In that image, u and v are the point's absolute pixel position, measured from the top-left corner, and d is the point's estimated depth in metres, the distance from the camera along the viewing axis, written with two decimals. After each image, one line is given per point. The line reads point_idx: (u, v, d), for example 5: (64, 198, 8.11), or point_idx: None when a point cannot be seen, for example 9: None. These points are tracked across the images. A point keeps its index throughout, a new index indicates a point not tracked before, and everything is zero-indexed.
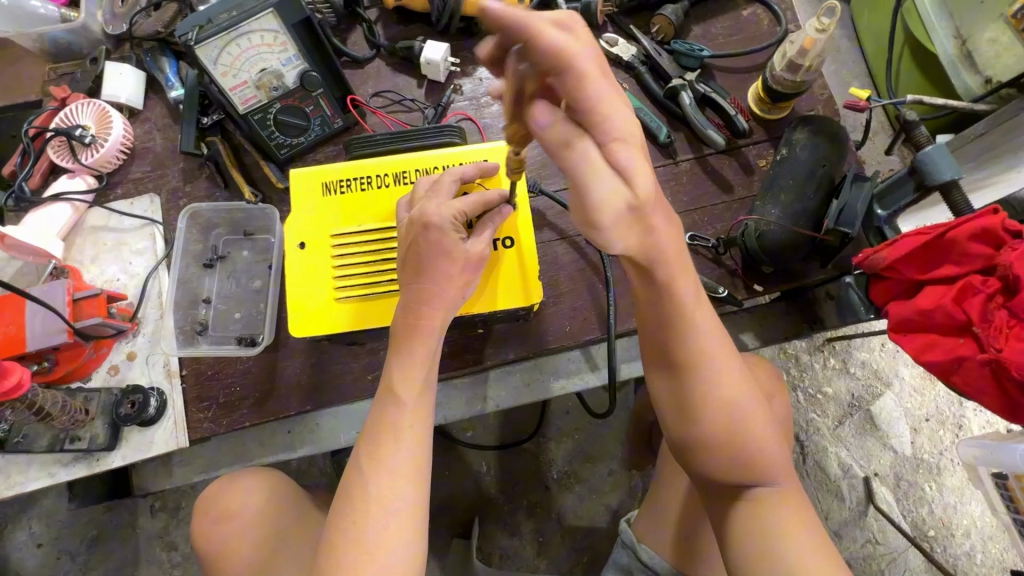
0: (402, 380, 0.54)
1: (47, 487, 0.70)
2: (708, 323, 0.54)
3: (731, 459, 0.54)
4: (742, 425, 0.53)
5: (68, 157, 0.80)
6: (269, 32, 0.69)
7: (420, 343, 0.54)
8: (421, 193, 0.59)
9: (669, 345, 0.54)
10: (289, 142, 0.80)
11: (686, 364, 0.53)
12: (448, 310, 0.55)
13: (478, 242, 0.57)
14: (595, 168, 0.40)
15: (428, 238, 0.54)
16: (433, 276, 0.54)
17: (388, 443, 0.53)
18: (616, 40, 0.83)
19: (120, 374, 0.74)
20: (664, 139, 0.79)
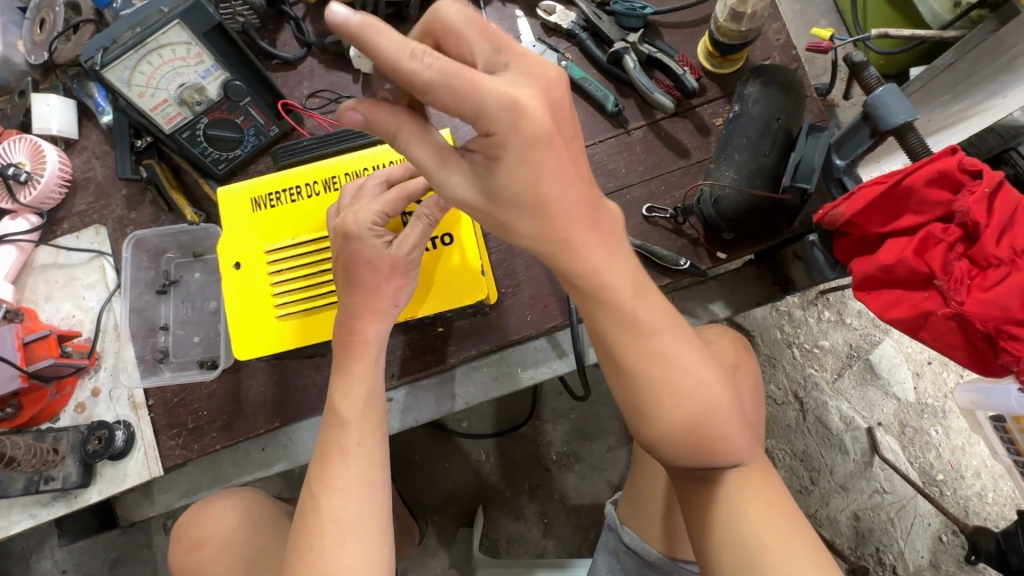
0: (341, 397, 0.55)
1: (31, 528, 0.71)
2: (652, 312, 0.50)
3: (692, 451, 0.51)
4: (701, 415, 0.50)
5: (7, 198, 0.78)
6: (181, 44, 0.66)
7: (358, 358, 0.55)
8: (348, 202, 0.57)
9: (610, 341, 0.50)
10: (226, 157, 0.77)
11: (632, 358, 0.50)
12: (382, 320, 0.56)
13: (405, 245, 0.55)
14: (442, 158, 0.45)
15: (350, 249, 0.54)
16: (366, 287, 0.54)
17: (337, 461, 0.53)
18: (554, 7, 0.78)
19: (87, 411, 0.74)
20: (612, 108, 0.75)
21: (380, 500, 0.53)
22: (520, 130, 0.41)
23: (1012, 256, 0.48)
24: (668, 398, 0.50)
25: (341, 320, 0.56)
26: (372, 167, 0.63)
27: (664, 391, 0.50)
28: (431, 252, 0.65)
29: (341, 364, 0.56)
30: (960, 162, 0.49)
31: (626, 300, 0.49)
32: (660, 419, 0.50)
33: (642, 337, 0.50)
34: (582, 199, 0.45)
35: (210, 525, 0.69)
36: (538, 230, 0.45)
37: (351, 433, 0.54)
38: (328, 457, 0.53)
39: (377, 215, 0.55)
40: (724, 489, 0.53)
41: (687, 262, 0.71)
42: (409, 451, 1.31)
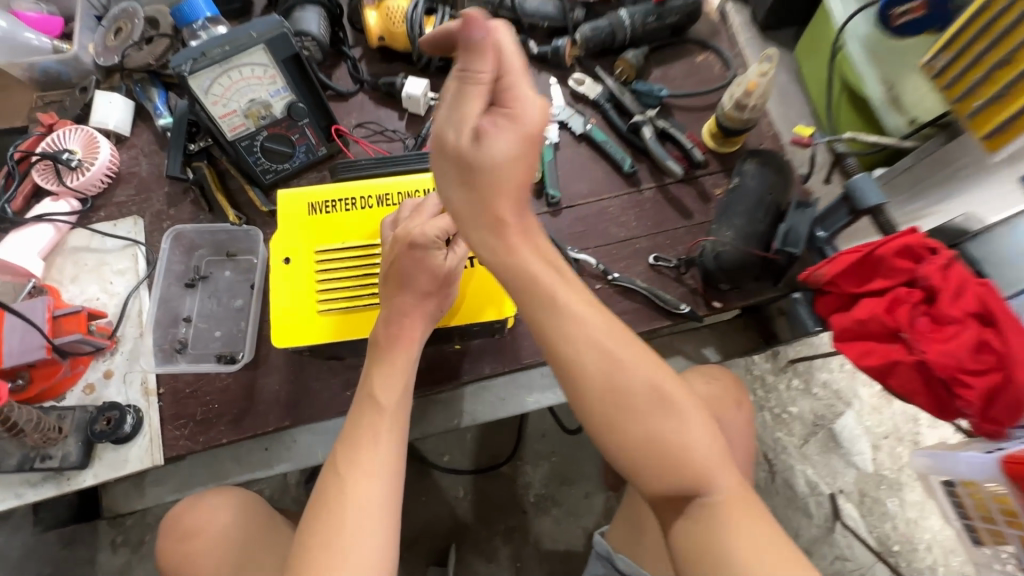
0: (384, 386, 0.59)
1: (14, 509, 0.69)
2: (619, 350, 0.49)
3: (648, 462, 0.48)
4: (652, 437, 0.48)
5: (53, 180, 0.82)
6: (260, 66, 0.74)
7: (400, 352, 0.60)
8: (405, 214, 0.65)
9: (547, 338, 0.49)
10: (275, 168, 0.83)
11: (565, 353, 0.49)
12: (428, 320, 0.62)
13: (457, 258, 0.63)
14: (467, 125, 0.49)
15: (407, 253, 0.60)
16: (417, 289, 0.61)
17: (364, 448, 0.56)
18: (584, 79, 0.91)
19: (96, 392, 0.73)
20: (628, 168, 0.86)
21: (396, 496, 0.55)
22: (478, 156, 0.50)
23: (964, 316, 0.56)
24: (607, 393, 0.48)
25: (387, 312, 0.61)
26: (422, 191, 0.70)
27: (603, 386, 0.48)
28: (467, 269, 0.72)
29: (382, 354, 0.61)
30: (921, 238, 0.59)
31: (555, 284, 0.49)
32: (603, 418, 0.48)
33: (568, 319, 0.49)
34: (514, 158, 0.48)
35: (201, 518, 0.69)
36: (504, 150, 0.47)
37: (380, 421, 0.58)
38: (359, 441, 0.56)
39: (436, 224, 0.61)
40: (705, 519, 0.48)
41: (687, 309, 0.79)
42: None
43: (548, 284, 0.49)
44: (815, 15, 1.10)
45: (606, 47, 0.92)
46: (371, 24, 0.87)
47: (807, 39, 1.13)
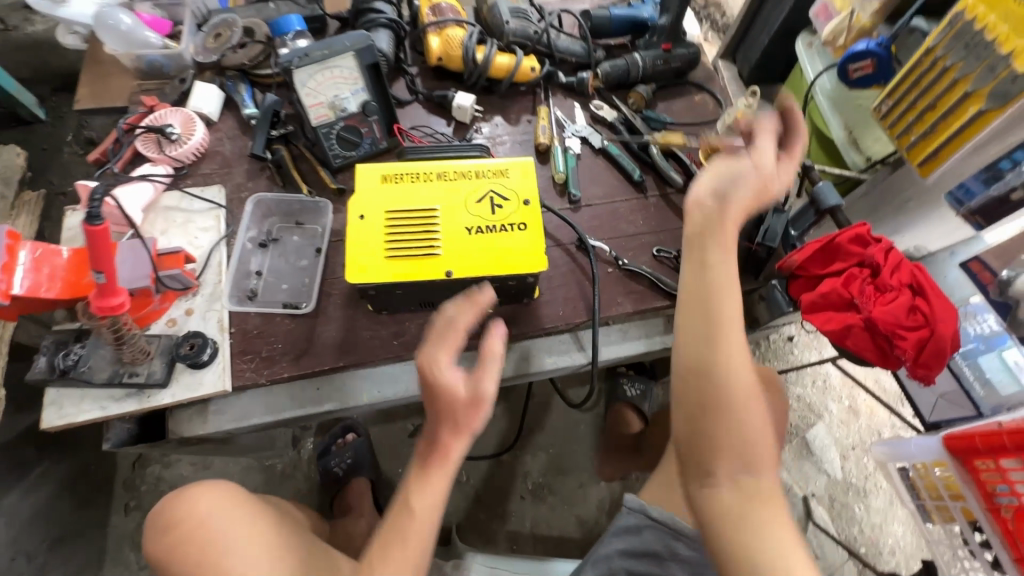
0: (478, 379, 0.67)
1: (98, 419, 0.79)
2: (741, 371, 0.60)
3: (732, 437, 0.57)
4: (737, 416, 0.57)
5: (153, 149, 0.96)
6: (347, 68, 0.91)
7: (444, 430, 0.67)
8: (442, 340, 0.68)
9: (695, 310, 0.60)
10: (343, 154, 0.98)
11: (710, 326, 0.59)
12: (465, 428, 0.67)
13: (479, 383, 0.67)
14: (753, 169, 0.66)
15: (438, 387, 0.66)
16: (450, 412, 0.66)
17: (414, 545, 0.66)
18: (602, 105, 1.11)
19: (178, 326, 0.85)
20: (637, 178, 1.03)
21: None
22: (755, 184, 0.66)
23: (900, 286, 0.73)
24: (720, 371, 0.58)
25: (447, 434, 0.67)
26: (474, 173, 0.85)
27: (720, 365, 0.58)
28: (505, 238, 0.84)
29: (420, 472, 0.68)
30: (869, 229, 0.76)
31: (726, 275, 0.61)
32: (717, 389, 0.58)
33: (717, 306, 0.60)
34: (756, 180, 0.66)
35: (183, 507, 0.80)
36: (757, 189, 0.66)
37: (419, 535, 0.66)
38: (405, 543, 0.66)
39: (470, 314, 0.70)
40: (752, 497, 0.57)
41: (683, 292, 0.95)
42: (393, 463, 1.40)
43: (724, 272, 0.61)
44: (791, 75, 1.33)
45: (622, 82, 1.12)
46: (433, 47, 1.06)
47: (785, 96, 1.36)
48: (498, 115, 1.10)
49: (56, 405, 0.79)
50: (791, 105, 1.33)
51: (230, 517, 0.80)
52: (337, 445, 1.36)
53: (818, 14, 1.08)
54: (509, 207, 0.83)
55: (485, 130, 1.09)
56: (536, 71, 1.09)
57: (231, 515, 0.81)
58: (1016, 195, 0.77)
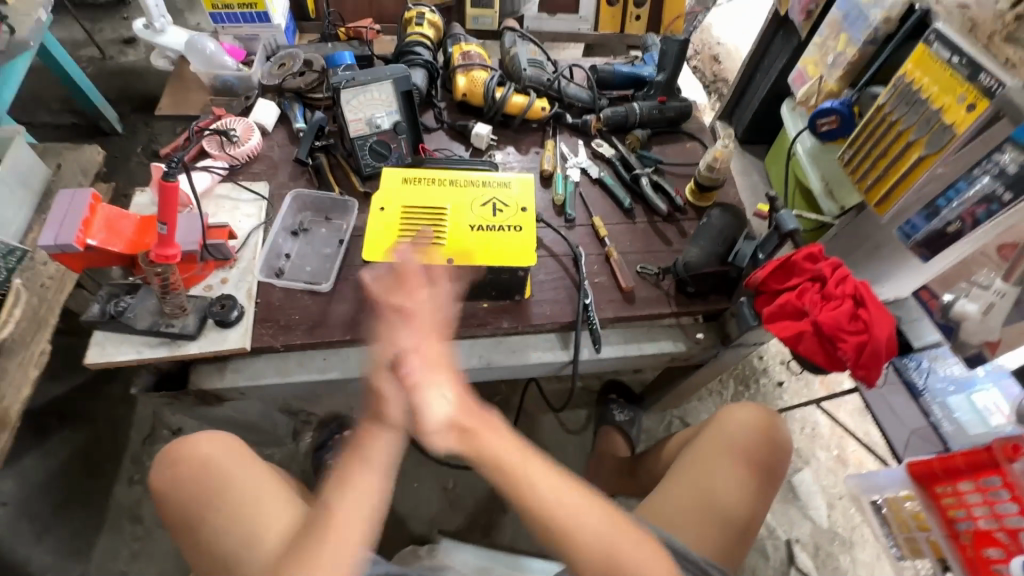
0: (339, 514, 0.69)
1: (132, 361, 0.90)
2: (538, 471, 0.72)
3: (532, 490, 0.71)
4: (527, 480, 0.72)
5: (216, 148, 1.14)
6: (385, 92, 1.09)
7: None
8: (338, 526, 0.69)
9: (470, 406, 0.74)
10: (374, 165, 1.13)
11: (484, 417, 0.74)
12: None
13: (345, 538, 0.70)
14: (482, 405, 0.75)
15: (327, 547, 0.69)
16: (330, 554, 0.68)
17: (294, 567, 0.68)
18: (602, 144, 1.26)
19: (213, 291, 0.97)
20: (627, 205, 1.16)
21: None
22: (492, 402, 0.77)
23: (844, 295, 0.83)
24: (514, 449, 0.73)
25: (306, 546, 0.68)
26: (481, 182, 0.99)
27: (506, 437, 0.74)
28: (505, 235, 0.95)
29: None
30: (820, 247, 0.87)
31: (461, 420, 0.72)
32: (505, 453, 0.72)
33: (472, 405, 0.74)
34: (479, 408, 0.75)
35: (185, 451, 0.91)
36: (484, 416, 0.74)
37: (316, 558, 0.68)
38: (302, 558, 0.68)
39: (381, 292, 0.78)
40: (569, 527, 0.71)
41: (662, 306, 1.05)
42: None
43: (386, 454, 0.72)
44: (778, 135, 1.47)
45: (621, 125, 1.28)
46: (460, 85, 1.24)
47: (773, 151, 1.49)
48: (511, 146, 1.26)
49: (99, 345, 0.90)
50: (778, 159, 1.47)
51: (222, 466, 0.90)
52: (333, 439, 1.41)
53: (794, 79, 1.23)
54: (508, 211, 0.96)
55: (498, 156, 1.24)
56: (546, 110, 1.26)
57: (218, 465, 0.90)
58: (952, 229, 0.85)
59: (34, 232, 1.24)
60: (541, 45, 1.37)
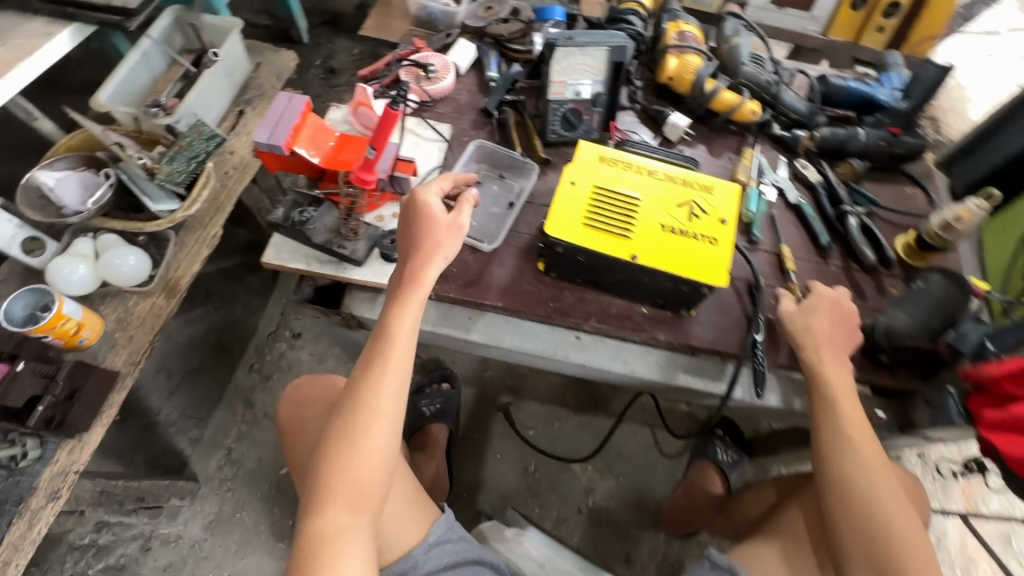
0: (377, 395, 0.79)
1: (301, 272, 0.93)
2: (864, 437, 0.80)
3: (873, 475, 0.79)
4: (852, 453, 0.80)
5: (411, 80, 1.12)
6: (596, 60, 1.01)
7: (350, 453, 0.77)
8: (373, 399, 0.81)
9: (808, 355, 0.84)
10: (560, 133, 1.08)
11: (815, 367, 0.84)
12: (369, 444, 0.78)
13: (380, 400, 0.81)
14: (832, 342, 0.85)
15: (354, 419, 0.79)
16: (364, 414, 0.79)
17: (365, 393, 0.79)
18: (808, 166, 1.12)
19: (382, 222, 0.97)
20: (825, 242, 1.02)
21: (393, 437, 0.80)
22: (841, 299, 0.87)
23: None
24: (842, 416, 0.81)
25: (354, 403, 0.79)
26: (681, 181, 0.90)
27: (836, 392, 0.82)
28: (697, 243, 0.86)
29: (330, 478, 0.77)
30: None
31: (819, 351, 0.84)
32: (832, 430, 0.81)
33: (824, 358, 0.84)
34: (835, 319, 0.86)
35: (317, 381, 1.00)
36: (817, 315, 0.86)
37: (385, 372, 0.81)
38: (371, 365, 0.81)
39: (820, 326, 0.85)
40: (854, 494, 0.79)
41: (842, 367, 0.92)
42: (472, 428, 1.46)
43: (826, 339, 0.85)
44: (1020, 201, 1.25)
45: (836, 149, 1.12)
46: (669, 67, 1.12)
47: (1004, 218, 1.29)
48: (703, 145, 1.15)
49: (275, 248, 0.94)
50: (1008, 229, 1.26)
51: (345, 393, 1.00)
52: (433, 388, 1.44)
53: None
54: (704, 220, 0.87)
55: (687, 152, 1.13)
56: (756, 114, 1.13)
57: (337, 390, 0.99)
58: None
59: (229, 122, 1.32)
60: (764, 38, 1.21)
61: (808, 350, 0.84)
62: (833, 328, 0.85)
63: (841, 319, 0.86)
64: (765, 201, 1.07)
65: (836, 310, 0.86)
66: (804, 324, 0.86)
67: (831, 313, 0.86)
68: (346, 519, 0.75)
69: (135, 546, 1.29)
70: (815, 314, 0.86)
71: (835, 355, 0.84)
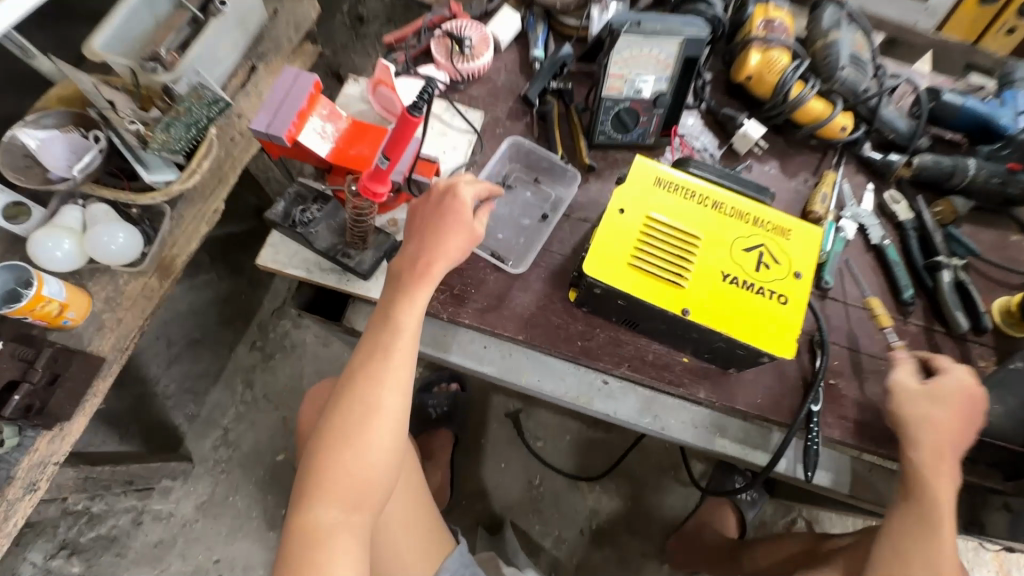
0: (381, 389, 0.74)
1: (300, 279, 0.82)
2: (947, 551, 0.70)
3: None
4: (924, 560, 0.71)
5: (443, 55, 0.96)
6: (665, 52, 0.83)
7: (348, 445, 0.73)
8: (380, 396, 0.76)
9: (919, 448, 0.71)
10: (610, 135, 0.92)
11: (922, 465, 0.71)
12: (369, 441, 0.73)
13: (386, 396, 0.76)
14: (955, 442, 0.71)
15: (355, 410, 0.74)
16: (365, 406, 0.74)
17: (363, 386, 0.74)
18: (900, 200, 0.94)
19: (396, 229, 0.84)
20: (908, 297, 0.87)
21: (390, 433, 0.75)
22: (979, 394, 0.72)
23: None
24: (926, 518, 0.71)
25: (356, 392, 0.74)
26: (754, 218, 0.75)
27: (935, 496, 0.70)
28: (765, 301, 0.72)
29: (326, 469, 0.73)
30: None
31: (937, 451, 0.71)
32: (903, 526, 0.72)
33: (940, 456, 0.71)
34: (966, 415, 0.71)
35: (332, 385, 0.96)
36: (948, 409, 0.71)
37: (387, 365, 0.75)
38: (372, 355, 0.75)
39: (939, 418, 0.71)
40: None
41: (897, 447, 0.81)
42: (478, 432, 1.37)
43: (948, 437, 0.71)
44: None
45: (934, 182, 0.94)
46: (750, 64, 0.93)
47: None
48: (775, 161, 0.97)
49: (273, 248, 0.83)
50: None
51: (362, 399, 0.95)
52: (440, 387, 1.35)
53: None
54: (775, 271, 0.73)
55: (755, 170, 0.97)
56: (846, 131, 0.95)
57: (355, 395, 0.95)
58: None
59: (237, 79, 1.18)
60: (869, 33, 1.00)
61: (923, 442, 0.71)
62: (960, 425, 0.71)
63: (971, 414, 0.71)
64: (844, 238, 0.91)
65: (970, 404, 0.71)
66: (933, 415, 0.71)
67: (964, 405, 0.71)
68: (339, 517, 0.72)
69: (127, 519, 1.27)
70: (943, 406, 0.71)
71: (951, 456, 0.71)
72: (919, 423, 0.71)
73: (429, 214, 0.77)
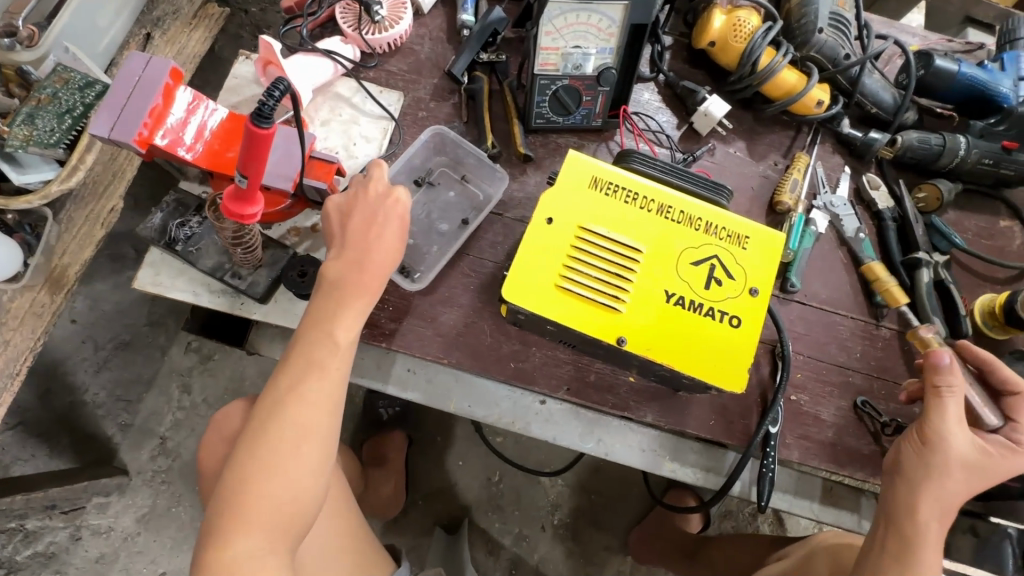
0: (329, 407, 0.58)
1: (186, 303, 0.70)
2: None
3: None
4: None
5: (350, 24, 0.81)
6: (607, 18, 0.68)
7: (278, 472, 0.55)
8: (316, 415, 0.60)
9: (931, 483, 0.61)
10: (549, 117, 0.79)
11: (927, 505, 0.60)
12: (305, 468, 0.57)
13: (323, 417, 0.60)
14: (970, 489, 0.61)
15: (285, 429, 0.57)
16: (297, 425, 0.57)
17: (294, 404, 0.57)
18: (880, 185, 0.83)
19: (298, 239, 0.73)
20: (881, 299, 0.78)
21: (329, 459, 0.59)
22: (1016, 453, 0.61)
23: None
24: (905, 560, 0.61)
25: (289, 405, 0.57)
26: (705, 223, 0.64)
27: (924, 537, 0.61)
28: (714, 324, 0.63)
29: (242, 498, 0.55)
30: None
31: (948, 494, 0.61)
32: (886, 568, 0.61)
33: (950, 499, 0.61)
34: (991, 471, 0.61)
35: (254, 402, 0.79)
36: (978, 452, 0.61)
37: (327, 381, 0.59)
38: (315, 364, 0.59)
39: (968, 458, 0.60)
40: None
41: (861, 466, 0.74)
42: (434, 431, 1.30)
43: (970, 485, 0.61)
44: None
45: (919, 163, 0.83)
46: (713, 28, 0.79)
47: None
48: (743, 141, 0.85)
49: (151, 267, 0.70)
50: None
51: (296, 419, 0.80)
52: None
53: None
54: (728, 288, 0.64)
55: (720, 152, 0.84)
56: (822, 106, 0.82)
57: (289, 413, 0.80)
58: None
59: None
60: None
61: (944, 480, 0.60)
62: (982, 477, 0.61)
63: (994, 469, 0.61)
64: (816, 231, 0.79)
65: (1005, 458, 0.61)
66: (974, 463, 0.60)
67: (998, 458, 0.61)
68: (256, 553, 0.54)
69: (64, 535, 1.20)
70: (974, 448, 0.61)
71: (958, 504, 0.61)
72: (946, 456, 0.60)
73: (363, 209, 0.63)
